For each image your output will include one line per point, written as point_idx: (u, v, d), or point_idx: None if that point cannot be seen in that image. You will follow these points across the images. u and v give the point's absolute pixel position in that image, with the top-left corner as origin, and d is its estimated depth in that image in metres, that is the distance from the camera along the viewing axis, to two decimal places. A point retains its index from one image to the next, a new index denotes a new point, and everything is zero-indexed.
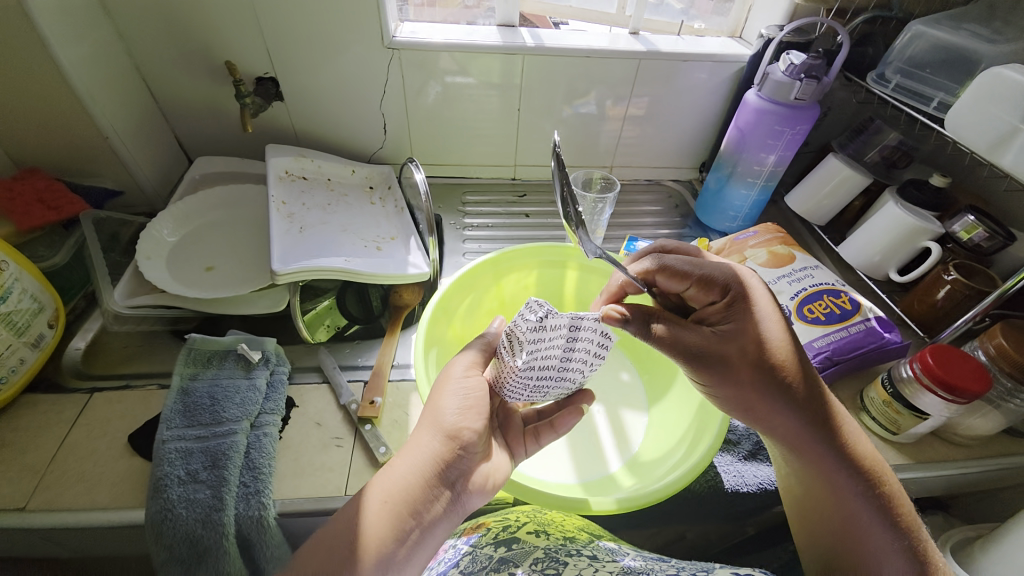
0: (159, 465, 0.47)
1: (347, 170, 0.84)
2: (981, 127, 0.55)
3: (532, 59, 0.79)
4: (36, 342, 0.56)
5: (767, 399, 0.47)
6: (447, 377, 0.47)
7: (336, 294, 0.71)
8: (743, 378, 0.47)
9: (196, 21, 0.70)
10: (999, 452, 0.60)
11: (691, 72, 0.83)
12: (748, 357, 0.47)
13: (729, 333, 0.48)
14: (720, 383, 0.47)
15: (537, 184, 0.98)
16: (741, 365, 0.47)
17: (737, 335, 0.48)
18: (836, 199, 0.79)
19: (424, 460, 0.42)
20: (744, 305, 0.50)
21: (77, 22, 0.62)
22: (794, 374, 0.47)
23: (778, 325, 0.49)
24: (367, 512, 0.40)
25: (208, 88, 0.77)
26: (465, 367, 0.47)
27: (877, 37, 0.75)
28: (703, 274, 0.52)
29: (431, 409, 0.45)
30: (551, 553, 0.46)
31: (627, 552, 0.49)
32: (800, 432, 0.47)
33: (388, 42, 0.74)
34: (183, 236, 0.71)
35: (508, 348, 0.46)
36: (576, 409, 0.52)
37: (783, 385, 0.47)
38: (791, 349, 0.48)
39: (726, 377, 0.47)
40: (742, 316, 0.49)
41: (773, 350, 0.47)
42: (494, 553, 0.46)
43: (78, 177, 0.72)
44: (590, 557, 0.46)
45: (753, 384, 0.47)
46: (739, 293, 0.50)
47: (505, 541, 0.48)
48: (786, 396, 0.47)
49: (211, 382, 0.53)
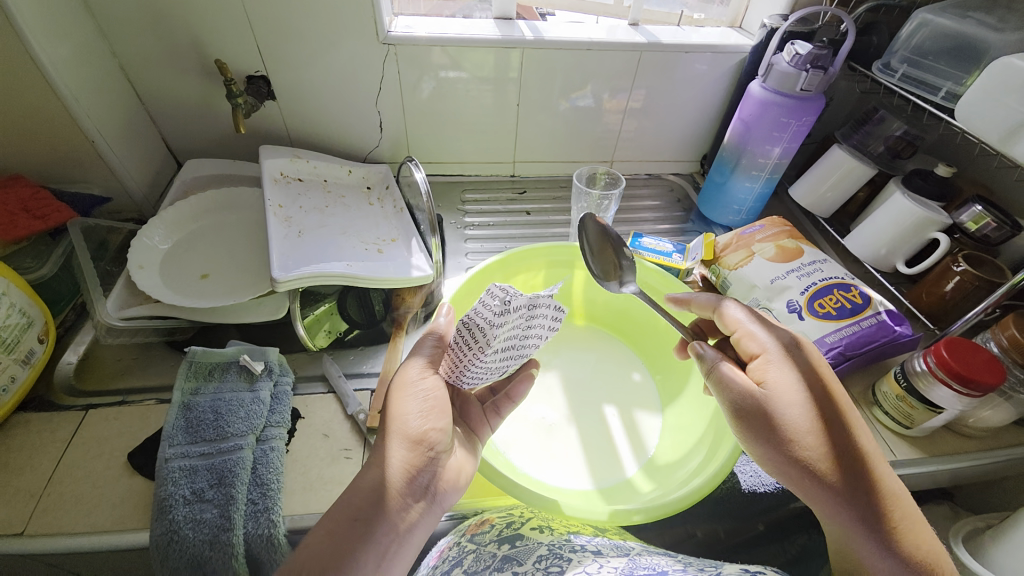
0: (163, 486, 0.45)
1: (344, 170, 0.81)
2: (994, 116, 0.54)
3: (531, 53, 0.77)
4: (26, 359, 0.53)
5: (807, 468, 0.42)
6: (401, 382, 0.45)
7: (336, 298, 0.67)
8: (787, 440, 0.43)
9: (181, 18, 0.67)
10: (1010, 443, 0.60)
11: (692, 64, 0.81)
12: (795, 418, 0.43)
13: (773, 390, 0.45)
14: (762, 443, 0.43)
15: (536, 181, 0.96)
16: (784, 421, 0.43)
17: (783, 393, 0.45)
18: (840, 190, 0.78)
19: (393, 470, 0.41)
20: (790, 362, 0.47)
21: (57, 20, 0.59)
22: (845, 439, 0.43)
23: (818, 390, 0.45)
24: (343, 521, 0.39)
25: (197, 87, 0.74)
26: (420, 366, 0.45)
27: (881, 26, 0.74)
28: (750, 327, 0.50)
29: (389, 415, 0.44)
30: (554, 549, 0.44)
31: (631, 547, 0.47)
32: (843, 512, 0.41)
33: (384, 37, 0.72)
34: (176, 243, 0.68)
35: (467, 335, 0.44)
36: (527, 375, 0.54)
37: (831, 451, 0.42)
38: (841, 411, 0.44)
39: (769, 437, 0.43)
40: (787, 373, 0.46)
41: (812, 416, 0.43)
42: (497, 551, 0.45)
43: (63, 183, 0.69)
44: (595, 552, 0.44)
45: (792, 449, 0.43)
46: (776, 353, 0.47)
47: (508, 539, 0.46)
48: (835, 464, 0.42)
49: (213, 396, 0.51)
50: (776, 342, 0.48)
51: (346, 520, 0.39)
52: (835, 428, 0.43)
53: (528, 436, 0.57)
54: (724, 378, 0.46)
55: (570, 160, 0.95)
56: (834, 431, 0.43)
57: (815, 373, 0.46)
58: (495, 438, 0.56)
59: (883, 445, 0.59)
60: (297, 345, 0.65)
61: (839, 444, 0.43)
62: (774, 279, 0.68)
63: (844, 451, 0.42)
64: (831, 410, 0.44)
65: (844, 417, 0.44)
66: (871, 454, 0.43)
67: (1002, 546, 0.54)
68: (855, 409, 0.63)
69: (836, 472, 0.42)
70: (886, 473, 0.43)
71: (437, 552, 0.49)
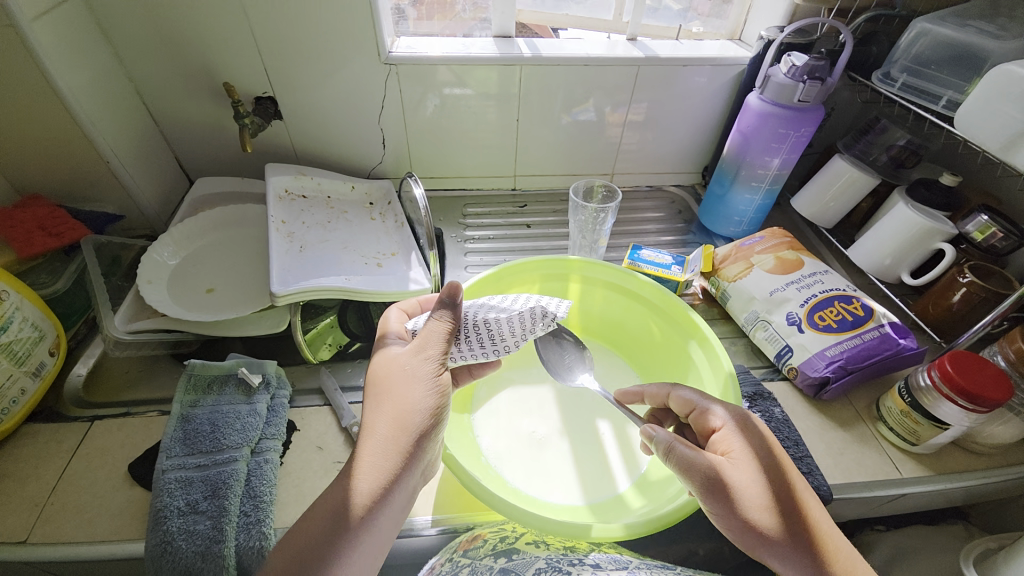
0: (159, 496, 0.46)
1: (347, 186, 0.83)
2: (993, 126, 0.53)
3: (530, 69, 0.78)
4: (37, 371, 0.56)
5: (768, 541, 0.40)
6: (417, 376, 0.45)
7: (337, 311, 0.69)
8: (754, 514, 0.41)
9: (194, 43, 0.70)
10: (1023, 461, 0.57)
11: (691, 76, 0.82)
12: (759, 490, 0.42)
13: (735, 464, 0.43)
14: (730, 518, 0.41)
15: (537, 194, 0.97)
16: (744, 493, 0.42)
17: (745, 464, 0.43)
18: (843, 200, 0.77)
19: (376, 474, 0.41)
20: (748, 431, 0.46)
21: (76, 50, 0.62)
22: (808, 509, 0.42)
23: (776, 467, 0.43)
24: (322, 522, 0.40)
25: (207, 108, 0.77)
26: (436, 359, 0.46)
27: (881, 36, 0.73)
28: (705, 402, 0.49)
29: (397, 402, 0.44)
30: (553, 563, 0.44)
31: (630, 561, 0.46)
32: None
33: (385, 57, 0.74)
34: (184, 258, 0.71)
35: (492, 334, 0.48)
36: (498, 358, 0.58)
37: (797, 524, 0.41)
38: (801, 481, 0.43)
39: (737, 511, 0.41)
40: (746, 442, 0.45)
41: (770, 493, 0.42)
42: (494, 564, 0.44)
43: (79, 201, 0.72)
44: (593, 565, 0.44)
45: (753, 522, 0.41)
46: (737, 427, 0.46)
47: (505, 553, 0.46)
48: (801, 538, 0.40)
49: (211, 409, 0.53)
50: (732, 413, 0.48)
51: (325, 520, 0.40)
52: (799, 498, 0.42)
53: (520, 449, 0.57)
54: (688, 452, 0.44)
55: (572, 172, 0.95)
56: (799, 502, 0.42)
57: (774, 442, 0.45)
58: (486, 452, 0.56)
59: (888, 461, 0.57)
60: (297, 357, 0.66)
61: (803, 518, 0.41)
62: (773, 291, 0.67)
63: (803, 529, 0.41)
64: (793, 479, 0.43)
65: (803, 485, 0.43)
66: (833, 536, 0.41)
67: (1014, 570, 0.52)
68: (859, 424, 0.61)
69: (804, 547, 0.40)
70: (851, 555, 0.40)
71: (429, 568, 0.47)
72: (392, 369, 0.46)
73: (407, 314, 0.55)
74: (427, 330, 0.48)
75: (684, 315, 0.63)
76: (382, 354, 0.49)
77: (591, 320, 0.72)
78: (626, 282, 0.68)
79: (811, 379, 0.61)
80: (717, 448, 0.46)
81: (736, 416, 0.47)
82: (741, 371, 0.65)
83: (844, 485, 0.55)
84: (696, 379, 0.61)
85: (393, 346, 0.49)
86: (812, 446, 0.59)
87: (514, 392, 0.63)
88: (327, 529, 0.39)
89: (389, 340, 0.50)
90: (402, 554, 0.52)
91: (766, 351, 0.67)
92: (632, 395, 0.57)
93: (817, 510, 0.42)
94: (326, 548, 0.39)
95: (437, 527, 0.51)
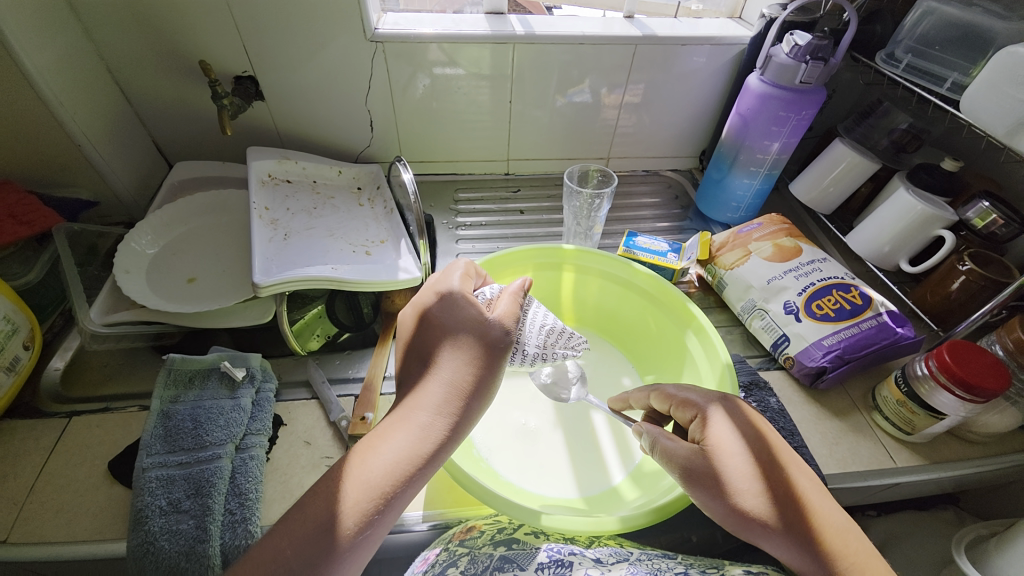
0: (140, 495, 0.45)
1: (333, 171, 0.80)
2: (1001, 111, 0.52)
3: (524, 48, 0.75)
4: (12, 365, 0.53)
5: (754, 523, 0.40)
6: (497, 339, 0.47)
7: (326, 300, 0.66)
8: (739, 498, 0.41)
9: (167, 19, 0.66)
10: (1017, 449, 0.57)
11: (690, 56, 0.79)
12: (739, 473, 0.42)
13: (715, 449, 0.43)
14: (716, 506, 0.41)
15: (531, 179, 0.95)
16: (725, 479, 0.42)
17: (725, 449, 0.43)
18: (842, 185, 0.75)
19: (438, 425, 0.43)
20: (724, 414, 0.45)
21: (41, 26, 0.59)
22: (793, 484, 0.41)
23: (754, 448, 0.43)
24: (316, 512, 0.39)
25: (184, 88, 0.74)
26: (512, 328, 0.48)
27: (885, 14, 0.71)
28: (680, 393, 0.49)
29: (469, 365, 0.46)
30: (554, 556, 0.43)
31: (630, 552, 0.45)
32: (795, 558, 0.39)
33: (371, 35, 0.71)
34: (163, 246, 0.68)
35: (542, 334, 0.53)
36: None
37: (780, 504, 0.40)
38: (783, 458, 0.43)
39: (721, 499, 0.41)
40: (723, 425, 0.44)
41: (750, 476, 0.42)
42: (494, 553, 0.44)
43: (50, 187, 0.69)
44: (595, 558, 0.43)
45: (739, 508, 0.41)
46: (713, 412, 0.46)
47: (504, 542, 0.46)
48: (787, 515, 0.40)
49: (193, 404, 0.51)
50: (708, 400, 0.47)
51: (320, 512, 0.39)
52: (781, 475, 0.42)
53: (512, 442, 0.56)
54: (671, 443, 0.45)
55: (567, 157, 0.93)
56: (783, 479, 0.41)
57: (753, 421, 0.45)
58: (477, 445, 0.55)
59: (882, 451, 0.57)
60: (284, 349, 0.64)
61: (783, 493, 0.41)
62: (770, 279, 0.66)
63: (787, 506, 0.40)
64: (774, 456, 0.43)
65: (787, 461, 0.43)
66: (816, 506, 0.40)
67: (1004, 556, 0.52)
68: (854, 413, 0.61)
69: (791, 524, 0.40)
70: (837, 522, 0.40)
71: (423, 559, 0.46)
72: (461, 329, 0.47)
73: (479, 272, 0.54)
74: (507, 306, 0.49)
75: (680, 304, 0.62)
76: (444, 313, 0.48)
77: (584, 308, 0.71)
78: (621, 271, 0.66)
79: (807, 369, 0.60)
80: (695, 436, 0.46)
81: (710, 400, 0.47)
82: (737, 361, 0.64)
83: (840, 475, 0.55)
84: (692, 370, 0.60)
85: (452, 302, 0.49)
86: (808, 436, 0.58)
87: (505, 384, 0.61)
88: (317, 521, 0.38)
89: (456, 295, 0.49)
90: (392, 549, 0.51)
91: (762, 340, 0.66)
92: (620, 403, 0.55)
93: (803, 483, 0.41)
94: (316, 534, 0.38)
95: (428, 522, 0.50)
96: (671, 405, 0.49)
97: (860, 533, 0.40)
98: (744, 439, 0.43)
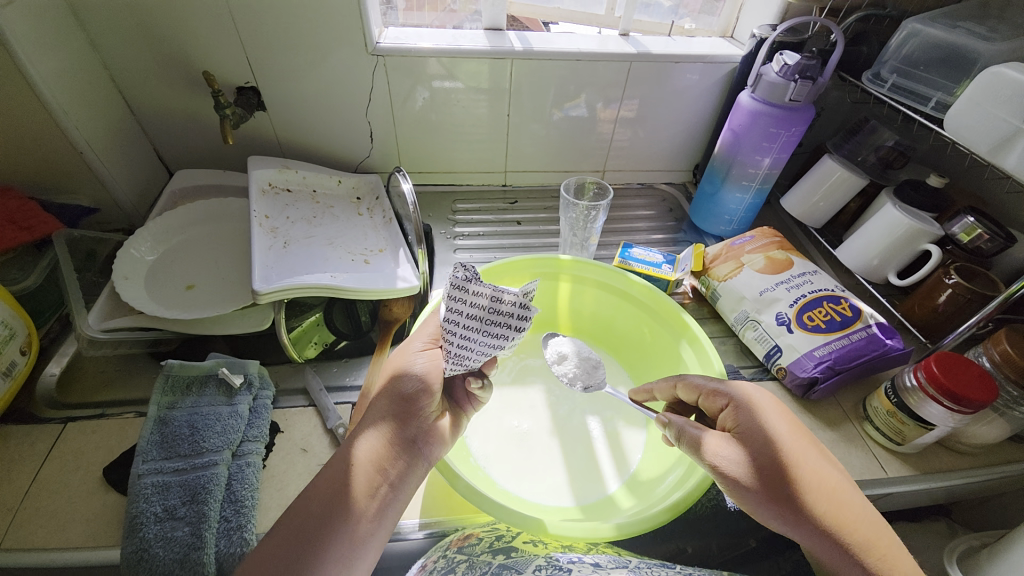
0: (135, 502, 0.45)
1: (333, 181, 0.81)
2: (983, 130, 0.54)
3: (522, 63, 0.77)
4: (8, 370, 0.53)
5: (786, 513, 0.41)
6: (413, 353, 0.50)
7: (323, 308, 0.63)
8: (771, 486, 0.42)
9: (172, 30, 0.67)
10: (1005, 459, 0.58)
11: (683, 73, 0.81)
12: (771, 462, 0.43)
13: (748, 438, 0.44)
14: (748, 493, 0.42)
15: (528, 190, 0.96)
16: (760, 466, 0.43)
17: (755, 439, 0.44)
18: (832, 200, 0.77)
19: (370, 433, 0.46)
20: (756, 405, 0.47)
21: (46, 35, 0.60)
22: (824, 476, 0.42)
23: (786, 440, 0.44)
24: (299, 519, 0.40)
25: (187, 98, 0.75)
26: (427, 340, 0.50)
27: (871, 36, 0.73)
28: (710, 382, 0.50)
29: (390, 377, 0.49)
30: (554, 561, 0.43)
31: (629, 560, 0.45)
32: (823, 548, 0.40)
33: (373, 49, 0.72)
34: (162, 253, 0.69)
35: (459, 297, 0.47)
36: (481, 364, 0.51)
37: (812, 495, 0.41)
38: (813, 449, 0.44)
39: (752, 486, 0.42)
40: (753, 417, 0.46)
41: (781, 466, 0.42)
42: (493, 560, 0.44)
43: (50, 194, 0.70)
44: (593, 563, 0.43)
45: (771, 496, 0.41)
46: (745, 404, 0.47)
47: (503, 550, 0.46)
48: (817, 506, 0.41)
49: (190, 411, 0.51)
50: (737, 388, 0.48)
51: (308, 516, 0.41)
52: (814, 467, 0.42)
53: (508, 450, 0.56)
54: (701, 431, 0.46)
55: (564, 169, 0.94)
56: (814, 471, 0.42)
57: (783, 415, 0.46)
58: (474, 453, 0.56)
59: (874, 461, 0.58)
60: (280, 356, 0.64)
61: (815, 484, 0.42)
62: (763, 291, 0.67)
63: (819, 496, 0.41)
64: (804, 448, 0.44)
65: (817, 453, 0.44)
66: (847, 499, 0.41)
67: (995, 566, 0.52)
68: (846, 423, 0.61)
69: (821, 514, 0.40)
70: (864, 517, 0.41)
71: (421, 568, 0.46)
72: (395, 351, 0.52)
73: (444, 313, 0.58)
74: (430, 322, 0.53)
75: (674, 314, 0.63)
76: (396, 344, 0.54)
77: (580, 319, 0.72)
78: (616, 281, 0.67)
79: (799, 379, 0.61)
80: (726, 425, 0.47)
81: (741, 392, 0.48)
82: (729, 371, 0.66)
83: None
84: None
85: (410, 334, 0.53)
86: None
87: (503, 393, 0.62)
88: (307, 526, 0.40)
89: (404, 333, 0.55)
90: (387, 557, 0.51)
91: (755, 350, 0.67)
92: (644, 394, 0.57)
93: (834, 476, 0.43)
94: (304, 538, 0.40)
95: (425, 531, 0.50)
96: (698, 395, 0.50)
97: (886, 527, 0.41)
98: (776, 430, 0.44)
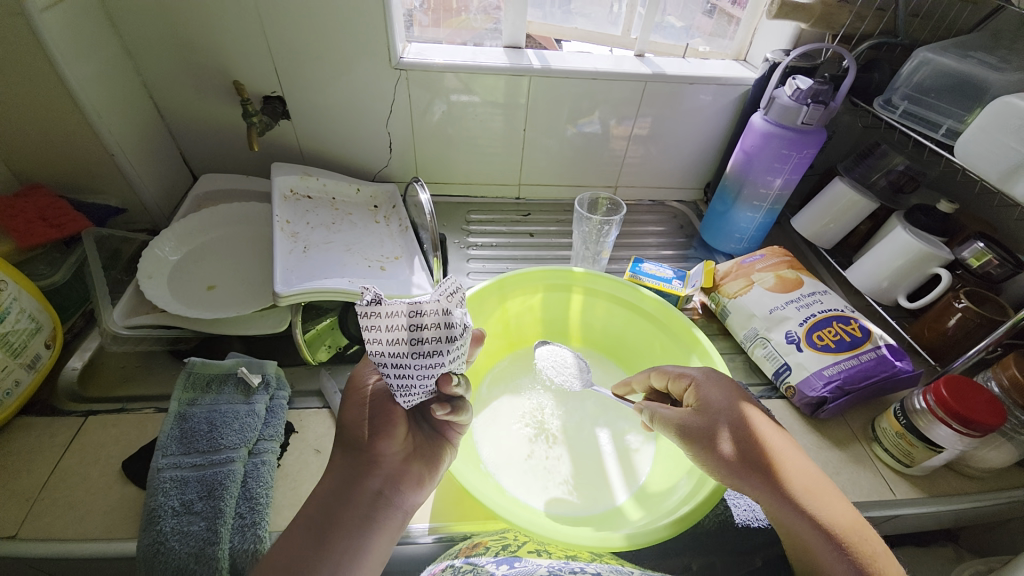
0: (153, 496, 0.46)
1: (351, 189, 0.83)
2: (993, 158, 0.55)
3: (539, 80, 0.79)
4: (32, 363, 0.55)
5: (744, 475, 0.46)
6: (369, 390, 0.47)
7: (339, 313, 0.66)
8: (730, 452, 0.47)
9: (204, 40, 0.70)
10: (1014, 485, 0.58)
11: (696, 94, 0.83)
12: (728, 431, 0.48)
13: (706, 411, 0.49)
14: (712, 461, 0.47)
15: (541, 204, 0.98)
16: (718, 434, 0.48)
17: (713, 411, 0.49)
18: (842, 222, 0.78)
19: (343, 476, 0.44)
20: (713, 382, 0.52)
21: (85, 42, 0.62)
22: (773, 441, 0.47)
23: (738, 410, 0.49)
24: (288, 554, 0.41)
25: (214, 105, 0.77)
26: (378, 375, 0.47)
27: (882, 64, 0.75)
28: (675, 367, 0.55)
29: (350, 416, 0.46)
30: (555, 570, 0.43)
31: (630, 572, 0.45)
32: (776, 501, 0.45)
33: (396, 63, 0.75)
34: (185, 254, 0.70)
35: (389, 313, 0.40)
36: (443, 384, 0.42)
37: (764, 458, 0.46)
38: (762, 417, 0.50)
39: (715, 454, 0.47)
40: (711, 393, 0.51)
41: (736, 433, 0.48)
42: (496, 570, 0.43)
43: (79, 193, 0.72)
44: (595, 573, 0.43)
45: (730, 460, 0.46)
46: (703, 381, 0.52)
47: (506, 559, 0.45)
48: (769, 467, 0.46)
49: (209, 408, 0.52)
50: (698, 370, 0.53)
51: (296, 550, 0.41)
52: (764, 434, 0.48)
53: (518, 458, 0.57)
54: (668, 411, 0.51)
55: (576, 183, 0.96)
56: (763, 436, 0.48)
57: (734, 389, 0.51)
58: (485, 460, 0.56)
59: (882, 482, 0.58)
60: (296, 358, 0.66)
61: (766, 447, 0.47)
62: (772, 309, 0.68)
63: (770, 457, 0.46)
64: (756, 417, 0.49)
65: (768, 423, 0.49)
66: (792, 457, 0.47)
67: None
68: (855, 444, 0.62)
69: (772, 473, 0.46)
70: (809, 472, 0.46)
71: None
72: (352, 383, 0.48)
73: None
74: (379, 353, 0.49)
75: (685, 330, 0.64)
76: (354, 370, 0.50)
77: (592, 330, 0.73)
78: (628, 295, 0.68)
79: (808, 399, 0.61)
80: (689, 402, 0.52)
81: (699, 372, 0.53)
82: None
83: None
84: None
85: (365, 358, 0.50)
86: None
87: (515, 401, 0.63)
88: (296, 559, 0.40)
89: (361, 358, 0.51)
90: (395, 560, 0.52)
91: (764, 368, 0.67)
92: (622, 388, 0.61)
93: (780, 440, 0.48)
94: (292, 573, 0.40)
95: (434, 535, 0.51)
96: (667, 380, 0.55)
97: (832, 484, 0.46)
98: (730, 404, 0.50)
